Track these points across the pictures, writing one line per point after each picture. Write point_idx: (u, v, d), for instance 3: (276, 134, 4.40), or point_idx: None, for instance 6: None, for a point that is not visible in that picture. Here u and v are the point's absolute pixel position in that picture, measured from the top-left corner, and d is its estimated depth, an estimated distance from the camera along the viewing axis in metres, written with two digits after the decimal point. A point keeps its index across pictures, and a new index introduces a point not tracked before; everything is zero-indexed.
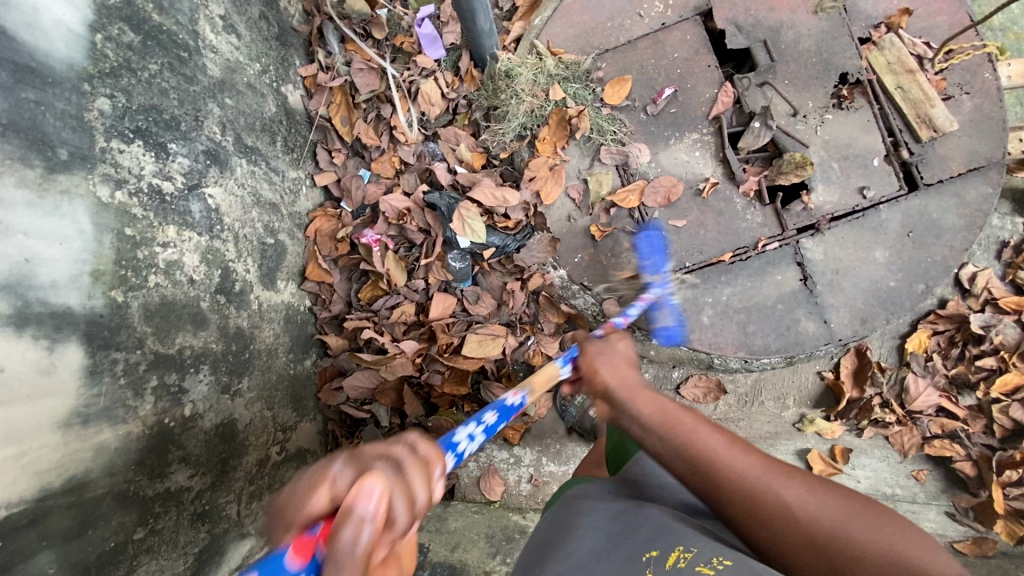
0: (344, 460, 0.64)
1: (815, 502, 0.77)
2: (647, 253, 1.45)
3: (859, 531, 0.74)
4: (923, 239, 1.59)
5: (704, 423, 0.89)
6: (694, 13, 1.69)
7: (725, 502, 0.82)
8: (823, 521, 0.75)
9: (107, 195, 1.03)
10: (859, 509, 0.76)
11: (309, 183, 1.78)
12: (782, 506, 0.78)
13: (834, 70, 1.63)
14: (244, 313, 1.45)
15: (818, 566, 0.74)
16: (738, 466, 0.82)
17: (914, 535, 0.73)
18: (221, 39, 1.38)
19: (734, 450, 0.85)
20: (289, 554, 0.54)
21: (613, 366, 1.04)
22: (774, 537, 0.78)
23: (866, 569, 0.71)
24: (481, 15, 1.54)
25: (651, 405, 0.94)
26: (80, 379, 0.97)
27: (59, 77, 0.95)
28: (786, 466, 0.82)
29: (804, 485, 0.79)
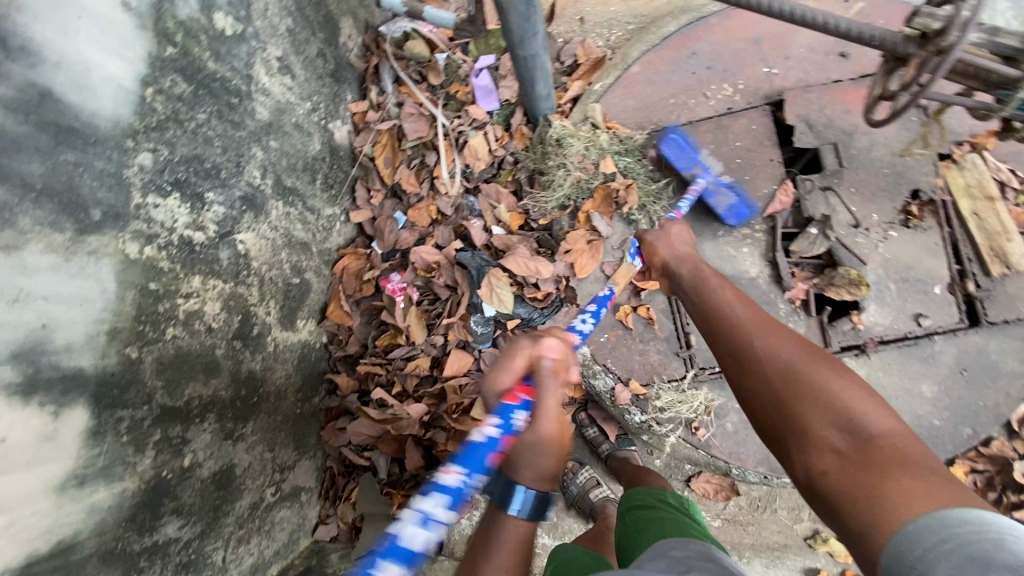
0: (525, 338, 1.02)
1: (789, 351, 0.96)
2: (677, 155, 1.59)
3: (808, 367, 0.92)
4: (977, 379, 1.49)
5: (729, 291, 1.19)
6: (764, 102, 1.61)
7: (712, 332, 1.13)
8: (790, 365, 0.94)
9: (136, 252, 1.02)
10: (830, 366, 0.91)
11: (343, 219, 1.76)
12: (758, 353, 0.99)
13: (906, 185, 1.53)
14: (259, 356, 1.43)
15: (766, 395, 0.94)
16: (739, 313, 1.11)
17: (867, 394, 0.85)
18: (275, 81, 1.37)
19: (750, 314, 1.09)
20: (509, 399, 0.92)
21: (669, 243, 1.42)
22: (750, 378, 0.97)
23: (811, 401, 0.87)
24: (540, 82, 1.49)
25: (691, 273, 1.30)
26: (82, 440, 0.95)
27: (103, 136, 0.93)
28: (784, 329, 1.01)
29: (790, 340, 0.98)
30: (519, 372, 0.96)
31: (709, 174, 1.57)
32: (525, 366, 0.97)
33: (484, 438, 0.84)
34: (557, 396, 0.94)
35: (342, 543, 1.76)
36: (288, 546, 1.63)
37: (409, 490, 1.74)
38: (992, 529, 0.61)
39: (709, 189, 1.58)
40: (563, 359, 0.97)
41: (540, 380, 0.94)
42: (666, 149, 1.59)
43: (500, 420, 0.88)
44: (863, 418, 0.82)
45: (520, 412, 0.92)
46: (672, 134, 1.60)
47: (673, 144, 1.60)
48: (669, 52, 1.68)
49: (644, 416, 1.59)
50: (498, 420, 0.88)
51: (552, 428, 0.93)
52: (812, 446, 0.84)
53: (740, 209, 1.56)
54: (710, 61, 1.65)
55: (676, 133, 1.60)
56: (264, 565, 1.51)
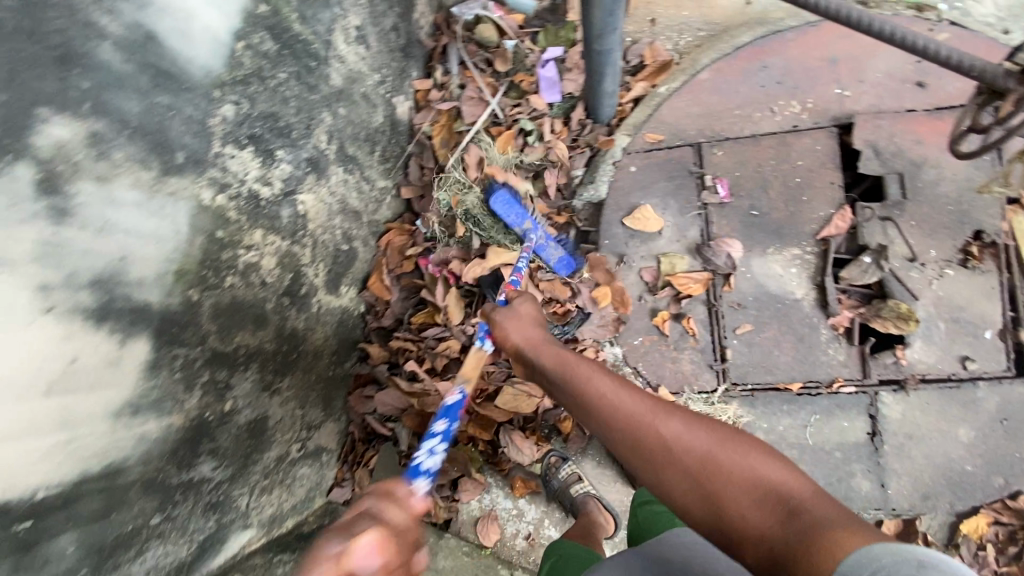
0: (335, 536, 0.72)
1: (689, 433, 0.91)
2: (506, 211, 1.64)
3: (704, 446, 0.88)
4: (1017, 431, 1.46)
5: (603, 376, 1.05)
6: (832, 123, 1.58)
7: (612, 436, 0.98)
8: (699, 449, 0.88)
9: (209, 198, 1.05)
10: (715, 432, 0.90)
11: (394, 193, 1.78)
12: (666, 443, 0.91)
13: (969, 224, 1.49)
14: (302, 315, 1.46)
15: (691, 489, 0.87)
16: (630, 406, 0.98)
17: (753, 448, 0.86)
18: (351, 50, 1.39)
19: (631, 399, 0.99)
20: None
21: (520, 326, 1.24)
22: (665, 477, 0.90)
23: (725, 489, 0.83)
24: (608, 78, 1.49)
25: (553, 358, 1.15)
26: (141, 372, 1.00)
27: (194, 83, 0.96)
28: (671, 407, 0.95)
29: (682, 419, 0.93)
30: None
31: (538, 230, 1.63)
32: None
33: None
34: None
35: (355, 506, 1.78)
36: (305, 503, 1.67)
37: None
38: (926, 560, 0.57)
39: (540, 244, 1.63)
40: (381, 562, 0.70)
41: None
42: (493, 206, 1.64)
43: None
44: (761, 475, 0.82)
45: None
46: (497, 191, 1.64)
47: (502, 200, 1.64)
48: (740, 63, 1.66)
49: None
50: None
51: None
52: (749, 530, 0.80)
53: (569, 260, 1.64)
54: (780, 76, 1.63)
55: (501, 188, 1.64)
56: (281, 517, 1.56)
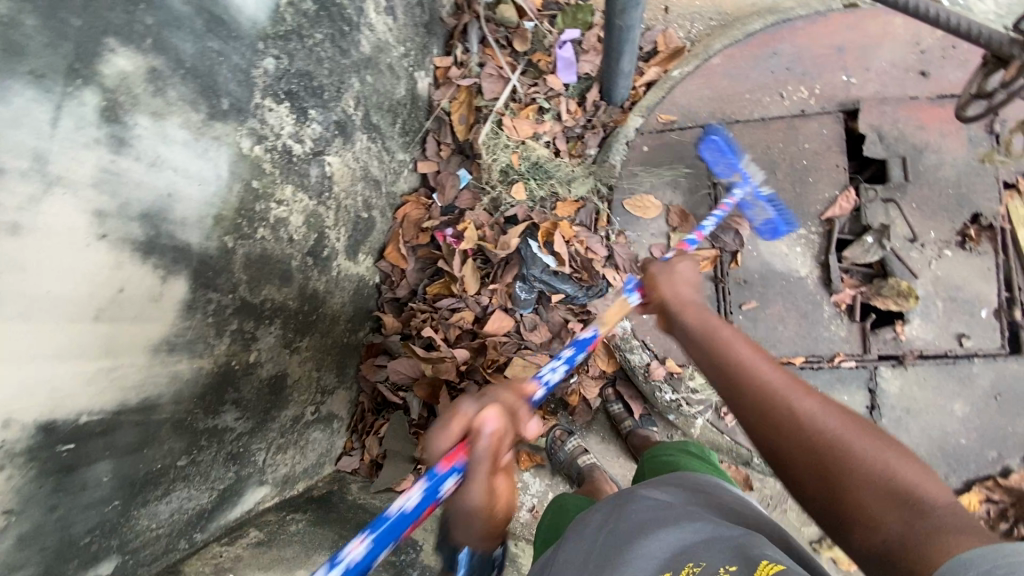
0: (469, 400, 0.92)
1: (825, 415, 0.80)
2: (716, 159, 1.65)
3: (841, 430, 0.78)
4: (1009, 406, 1.52)
5: (743, 341, 0.98)
6: (838, 109, 1.65)
7: (738, 399, 0.90)
8: (824, 428, 0.79)
9: (247, 148, 1.09)
10: (860, 425, 0.79)
11: (411, 166, 1.82)
12: (791, 411, 0.82)
13: (968, 207, 1.56)
14: (324, 278, 1.50)
15: (807, 461, 0.78)
16: (768, 375, 0.90)
17: (897, 451, 0.74)
18: (380, 20, 1.44)
19: (768, 366, 0.92)
20: (440, 464, 0.90)
21: (671, 283, 1.21)
22: (780, 441, 0.82)
23: (849, 471, 0.73)
24: (626, 58, 1.56)
25: (698, 321, 1.09)
26: (178, 311, 1.03)
27: (242, 33, 1.01)
28: (811, 389, 0.85)
29: (820, 401, 0.82)
30: (455, 439, 0.89)
31: (747, 184, 1.59)
32: (460, 434, 0.89)
33: (399, 507, 0.89)
34: (486, 473, 0.86)
35: (362, 476, 1.82)
36: (315, 467, 1.70)
37: None
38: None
39: (746, 200, 1.61)
40: (499, 435, 0.87)
41: (472, 450, 0.86)
42: (704, 151, 1.66)
43: (422, 489, 0.90)
44: (895, 477, 0.71)
45: (451, 479, 0.91)
46: (711, 135, 1.65)
47: (712, 147, 1.65)
48: (752, 49, 1.72)
49: (675, 395, 1.68)
50: (420, 490, 0.90)
51: (475, 503, 0.87)
52: (865, 519, 0.69)
53: (776, 226, 1.60)
54: (790, 62, 1.69)
55: (715, 133, 1.65)
56: (294, 479, 1.58)
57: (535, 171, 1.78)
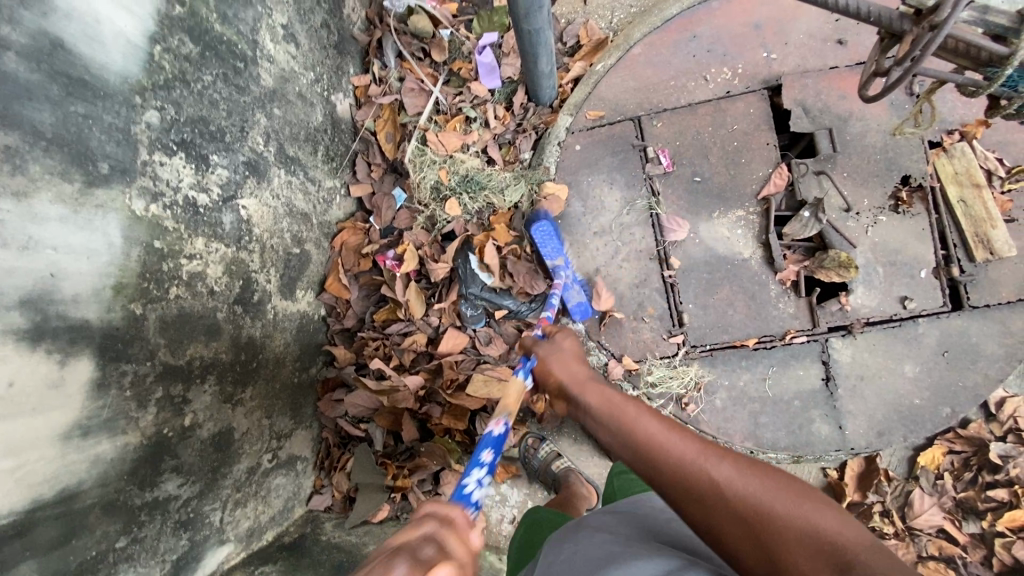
0: (402, 563, 0.66)
1: (738, 479, 0.76)
2: (543, 241, 1.62)
3: (751, 490, 0.74)
4: (958, 361, 1.54)
5: (649, 417, 0.93)
6: (762, 87, 1.64)
7: (659, 481, 0.84)
8: (741, 492, 0.75)
9: (141, 209, 1.02)
10: (775, 482, 0.75)
11: (343, 192, 1.76)
12: (711, 485, 0.78)
13: (897, 171, 1.57)
14: (258, 323, 1.44)
15: (740, 539, 0.73)
16: (676, 448, 0.85)
17: (813, 503, 0.71)
18: (280, 49, 1.36)
19: (674, 436, 0.87)
20: None
21: (565, 366, 1.22)
22: (708, 518, 0.77)
23: (786, 544, 0.68)
24: (543, 59, 1.52)
25: (600, 400, 1.07)
26: (86, 392, 0.96)
27: (111, 90, 0.94)
28: (720, 451, 0.81)
29: (732, 463, 0.79)
30: None
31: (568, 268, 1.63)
32: None
33: None
34: None
35: (335, 513, 1.78)
36: (284, 513, 1.65)
37: (403, 462, 1.80)
38: None
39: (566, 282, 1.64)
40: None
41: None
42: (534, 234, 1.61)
43: None
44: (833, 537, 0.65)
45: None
46: (541, 222, 1.62)
47: (541, 231, 1.62)
48: (671, 35, 1.69)
49: (637, 390, 1.63)
50: None
51: None
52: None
53: (585, 307, 1.65)
54: (710, 44, 1.68)
55: (546, 220, 1.62)
56: (260, 530, 1.53)
57: (468, 184, 1.73)
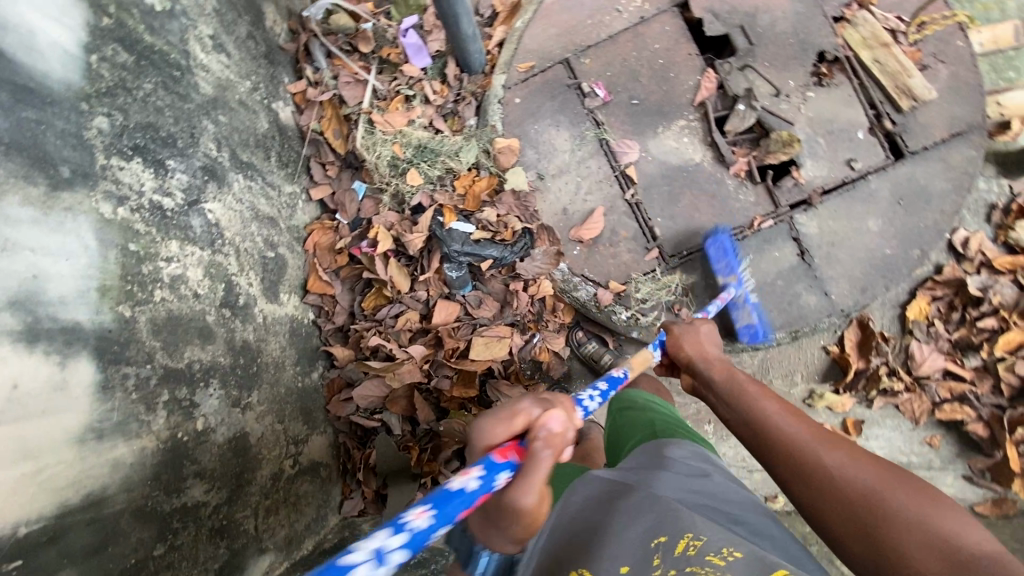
0: (528, 399, 0.82)
1: (853, 467, 0.90)
2: (717, 256, 1.60)
3: (865, 476, 0.87)
4: (913, 205, 1.64)
5: (773, 401, 1.12)
6: (671, 5, 1.75)
7: (773, 455, 1.02)
8: (859, 482, 0.87)
9: (110, 212, 1.04)
10: (899, 479, 0.85)
11: (305, 197, 1.79)
12: (823, 465, 0.92)
13: (811, 49, 1.68)
14: (250, 327, 1.45)
15: (847, 523, 0.85)
16: (796, 430, 1.02)
17: (935, 500, 0.81)
18: (212, 59, 1.41)
19: (801, 427, 1.03)
20: (497, 455, 0.73)
21: (696, 344, 1.35)
22: (815, 492, 0.91)
23: (890, 520, 0.80)
24: (464, 20, 1.59)
25: (724, 377, 1.24)
26: (92, 394, 0.96)
27: (57, 97, 0.97)
28: (841, 444, 0.95)
29: (848, 454, 0.92)
30: (513, 430, 0.77)
31: (740, 287, 1.59)
32: (520, 428, 0.77)
33: (458, 488, 0.67)
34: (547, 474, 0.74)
35: (371, 514, 1.76)
36: (319, 521, 1.62)
37: (426, 444, 1.80)
38: None
39: (735, 302, 1.61)
40: (567, 437, 0.78)
41: (534, 448, 0.74)
42: (710, 249, 1.60)
43: (482, 471, 0.71)
44: (949, 529, 0.76)
45: (507, 475, 0.74)
46: (719, 236, 1.59)
47: (718, 245, 1.60)
48: None
49: (631, 312, 1.68)
50: (480, 470, 0.70)
51: (528, 507, 0.73)
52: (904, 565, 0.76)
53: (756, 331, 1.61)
54: None
55: (723, 234, 1.59)
56: (299, 537, 1.50)
57: (422, 154, 1.78)
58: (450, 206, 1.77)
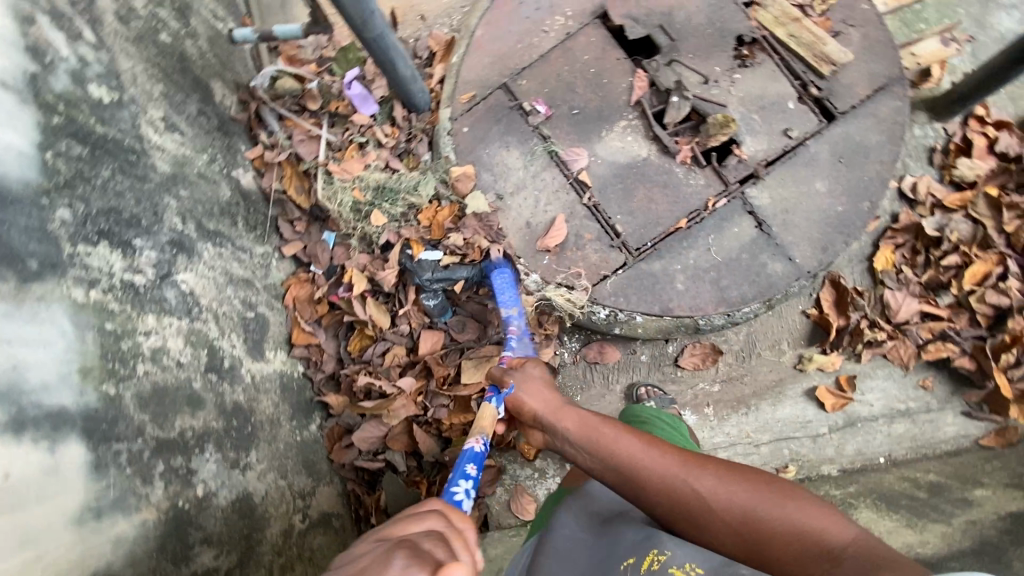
0: (399, 560, 0.62)
1: (720, 486, 1.01)
2: (501, 289, 1.75)
3: (729, 492, 1.00)
4: (854, 161, 1.71)
5: (627, 436, 1.16)
6: (593, 18, 1.86)
7: (650, 498, 1.07)
8: (730, 503, 0.98)
9: (82, 296, 1.08)
10: (755, 487, 0.99)
11: (278, 255, 1.84)
12: (700, 496, 1.01)
13: (730, 35, 1.78)
14: (239, 388, 1.47)
15: (735, 543, 0.97)
16: (658, 464, 1.09)
17: (785, 498, 0.96)
18: (166, 139, 1.47)
19: (656, 455, 1.10)
20: None
21: (536, 394, 1.38)
22: (703, 527, 1.00)
23: (771, 535, 0.93)
24: (401, 63, 1.67)
25: (575, 424, 1.26)
26: (85, 475, 0.98)
27: (18, 195, 1.01)
28: (697, 463, 1.06)
29: (710, 473, 1.03)
30: None
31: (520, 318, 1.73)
32: None
33: None
34: None
35: None
36: None
37: (434, 476, 1.81)
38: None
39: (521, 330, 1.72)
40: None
41: None
42: (494, 281, 1.76)
43: None
44: (820, 531, 0.89)
45: None
46: (498, 269, 1.77)
47: (501, 279, 1.76)
48: (502, 10, 1.90)
49: (608, 309, 1.72)
50: None
51: None
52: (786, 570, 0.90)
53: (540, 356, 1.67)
54: (536, 3, 1.89)
55: (501, 268, 1.76)
56: None
57: (382, 194, 1.86)
58: (417, 240, 1.84)
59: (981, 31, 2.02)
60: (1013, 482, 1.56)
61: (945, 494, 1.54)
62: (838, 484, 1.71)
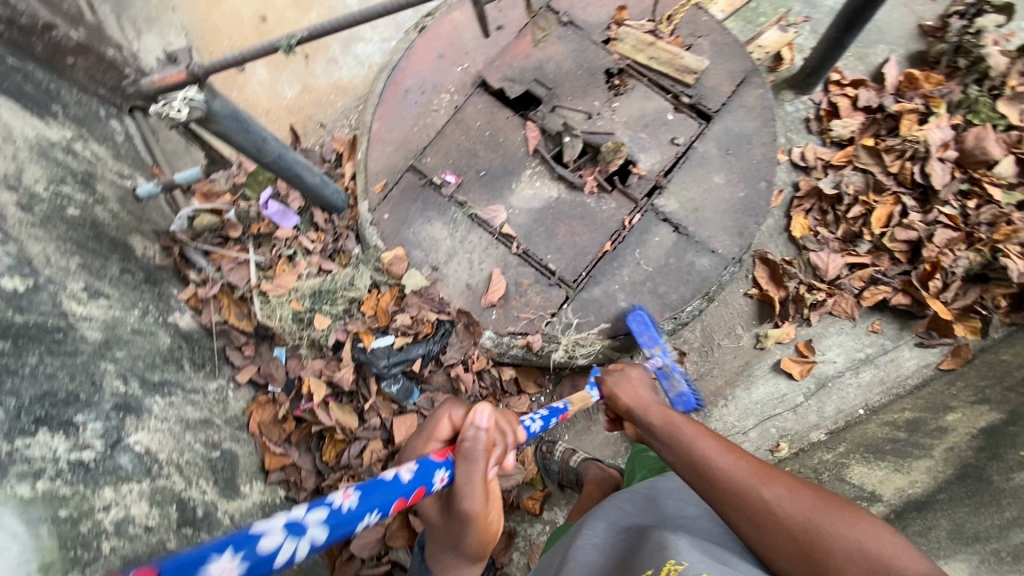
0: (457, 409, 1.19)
1: (790, 500, 0.99)
2: (640, 330, 1.73)
3: (800, 506, 0.98)
4: (739, 150, 1.86)
5: (708, 440, 1.16)
6: (475, 87, 2.00)
7: (718, 497, 1.07)
8: (798, 516, 0.97)
9: (29, 491, 1.05)
10: (826, 504, 0.98)
11: (232, 385, 1.83)
12: (767, 506, 1.00)
13: (598, 71, 1.95)
14: (218, 533, 1.42)
15: (791, 550, 0.96)
16: (734, 469, 1.07)
17: (857, 518, 0.94)
18: (92, 306, 1.46)
19: (733, 459, 1.10)
20: (436, 455, 1.04)
21: (628, 391, 1.49)
22: (762, 533, 0.99)
23: (833, 554, 0.91)
24: (306, 173, 1.73)
25: (661, 421, 1.31)
26: None
27: None
28: (773, 475, 1.04)
29: (784, 488, 1.01)
30: (445, 437, 1.15)
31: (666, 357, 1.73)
32: (450, 432, 1.16)
33: (395, 477, 0.93)
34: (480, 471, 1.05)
35: None
36: None
37: None
38: None
39: (664, 372, 1.76)
40: (491, 432, 1.07)
41: (465, 444, 1.05)
42: (632, 325, 1.73)
43: (417, 465, 0.98)
44: (890, 560, 0.88)
45: (444, 470, 1.02)
46: (637, 311, 1.74)
47: (638, 320, 1.74)
48: (390, 101, 2.00)
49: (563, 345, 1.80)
50: (414, 465, 0.98)
51: (474, 503, 1.05)
52: None
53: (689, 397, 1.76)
54: (421, 87, 2.00)
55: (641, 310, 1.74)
56: None
57: (321, 298, 1.90)
58: (366, 330, 1.88)
59: (813, 10, 2.26)
60: (977, 398, 1.60)
61: (923, 428, 1.59)
62: (829, 447, 1.75)
